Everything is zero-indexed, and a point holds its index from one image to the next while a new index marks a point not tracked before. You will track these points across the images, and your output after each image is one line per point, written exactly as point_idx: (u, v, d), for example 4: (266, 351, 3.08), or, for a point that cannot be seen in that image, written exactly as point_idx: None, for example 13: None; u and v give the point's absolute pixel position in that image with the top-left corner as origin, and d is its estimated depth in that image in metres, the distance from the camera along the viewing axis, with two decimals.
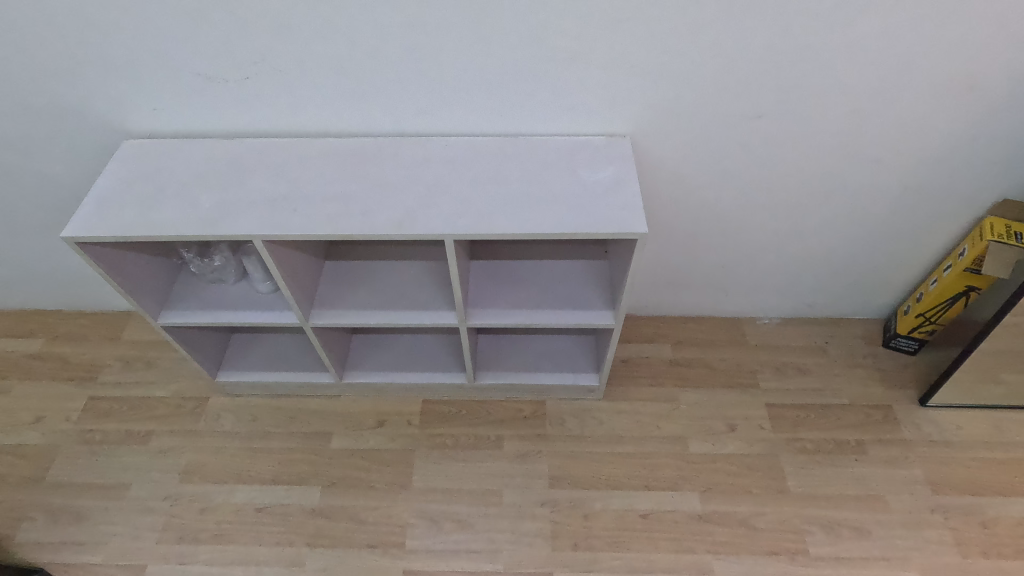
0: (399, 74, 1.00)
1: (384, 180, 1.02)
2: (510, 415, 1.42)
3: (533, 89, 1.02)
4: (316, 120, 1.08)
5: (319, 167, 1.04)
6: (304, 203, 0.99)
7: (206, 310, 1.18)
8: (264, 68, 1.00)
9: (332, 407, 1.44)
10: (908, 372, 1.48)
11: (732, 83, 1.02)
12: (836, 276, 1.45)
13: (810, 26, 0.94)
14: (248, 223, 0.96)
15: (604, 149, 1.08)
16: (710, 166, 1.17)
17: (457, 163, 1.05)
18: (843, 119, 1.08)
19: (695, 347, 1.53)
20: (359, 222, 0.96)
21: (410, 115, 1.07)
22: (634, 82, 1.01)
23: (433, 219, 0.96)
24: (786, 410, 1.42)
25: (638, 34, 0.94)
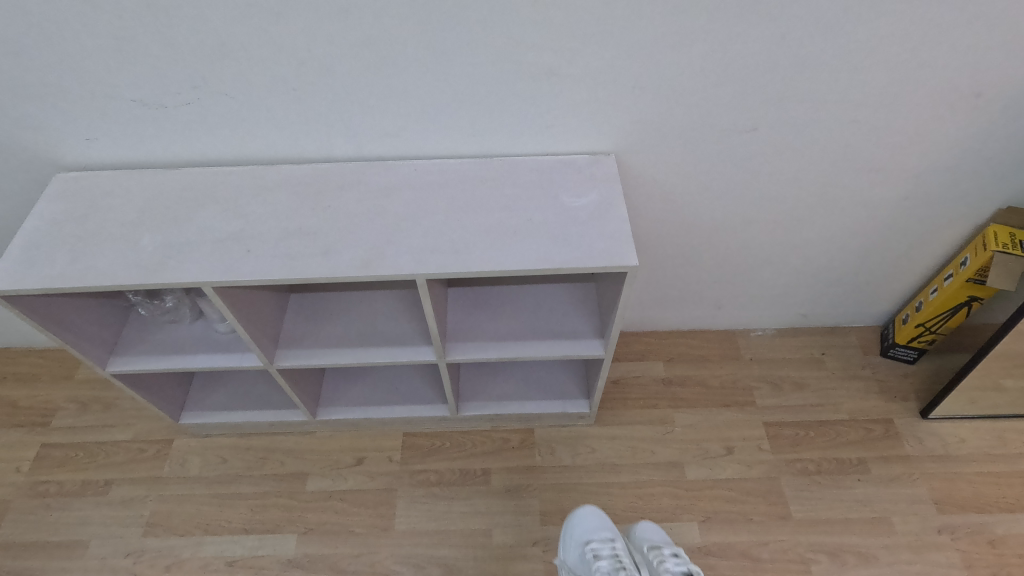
0: (356, 95, 0.91)
1: (348, 211, 0.93)
2: (497, 446, 1.34)
3: (504, 108, 0.93)
4: (270, 146, 0.98)
5: (275, 199, 0.95)
6: (259, 242, 0.89)
7: (159, 356, 1.08)
8: (206, 92, 0.89)
9: (306, 445, 1.35)
10: (907, 383, 1.42)
11: (723, 94, 0.94)
12: (831, 287, 1.39)
13: (807, 33, 0.86)
14: (195, 268, 0.87)
15: (587, 169, 0.99)
16: (700, 180, 1.09)
17: (428, 190, 0.96)
18: (841, 130, 1.01)
19: (688, 364, 1.47)
20: (322, 264, 0.86)
21: (373, 138, 0.97)
22: (616, 97, 0.92)
23: (403, 256, 0.87)
24: (784, 429, 1.36)
25: (622, 46, 0.85)
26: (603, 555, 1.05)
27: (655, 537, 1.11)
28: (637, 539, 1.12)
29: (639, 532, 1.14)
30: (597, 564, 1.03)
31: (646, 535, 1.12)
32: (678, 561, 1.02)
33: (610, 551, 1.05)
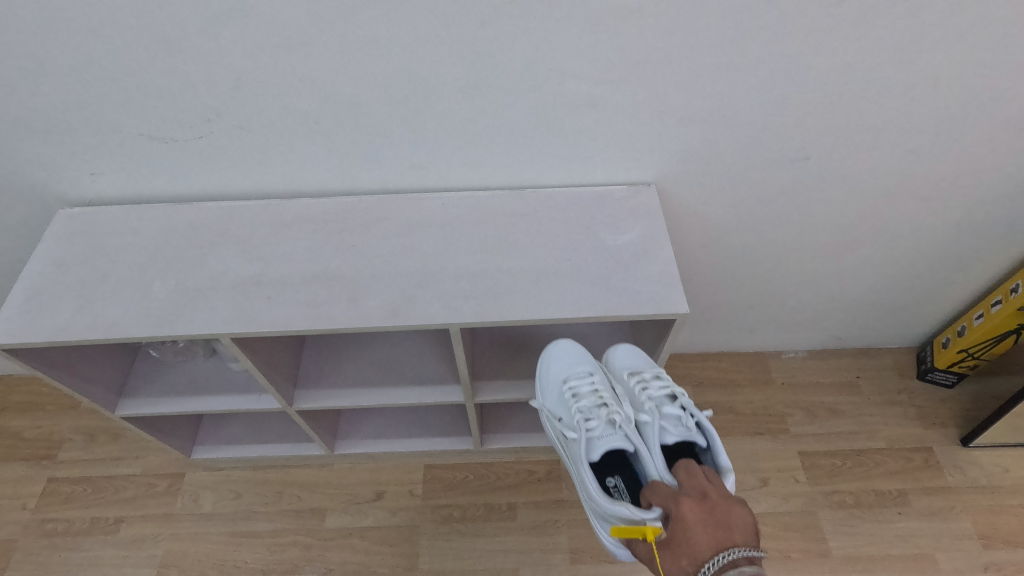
0: (382, 126, 0.84)
1: (374, 252, 0.86)
2: (523, 479, 1.29)
3: (541, 139, 0.87)
4: (287, 179, 0.91)
5: (294, 237, 0.88)
6: (280, 287, 0.83)
7: (172, 397, 1.02)
8: (220, 124, 0.83)
9: (324, 478, 1.30)
10: (946, 408, 1.37)
11: (776, 122, 0.87)
12: (869, 310, 1.34)
13: (873, 60, 0.79)
14: (211, 317, 0.80)
15: (626, 202, 0.93)
16: (744, 208, 1.03)
17: (457, 227, 0.90)
18: (898, 158, 0.95)
19: (718, 389, 1.41)
20: (348, 312, 0.80)
21: (398, 170, 0.91)
22: (662, 126, 0.86)
23: (435, 302, 0.81)
24: (821, 458, 1.31)
25: (674, 76, 0.79)
26: (582, 387, 0.93)
27: (633, 363, 0.98)
28: (615, 370, 0.99)
29: (615, 362, 1.00)
30: (577, 400, 0.92)
31: (623, 363, 0.99)
32: (660, 384, 0.92)
33: (590, 383, 0.93)
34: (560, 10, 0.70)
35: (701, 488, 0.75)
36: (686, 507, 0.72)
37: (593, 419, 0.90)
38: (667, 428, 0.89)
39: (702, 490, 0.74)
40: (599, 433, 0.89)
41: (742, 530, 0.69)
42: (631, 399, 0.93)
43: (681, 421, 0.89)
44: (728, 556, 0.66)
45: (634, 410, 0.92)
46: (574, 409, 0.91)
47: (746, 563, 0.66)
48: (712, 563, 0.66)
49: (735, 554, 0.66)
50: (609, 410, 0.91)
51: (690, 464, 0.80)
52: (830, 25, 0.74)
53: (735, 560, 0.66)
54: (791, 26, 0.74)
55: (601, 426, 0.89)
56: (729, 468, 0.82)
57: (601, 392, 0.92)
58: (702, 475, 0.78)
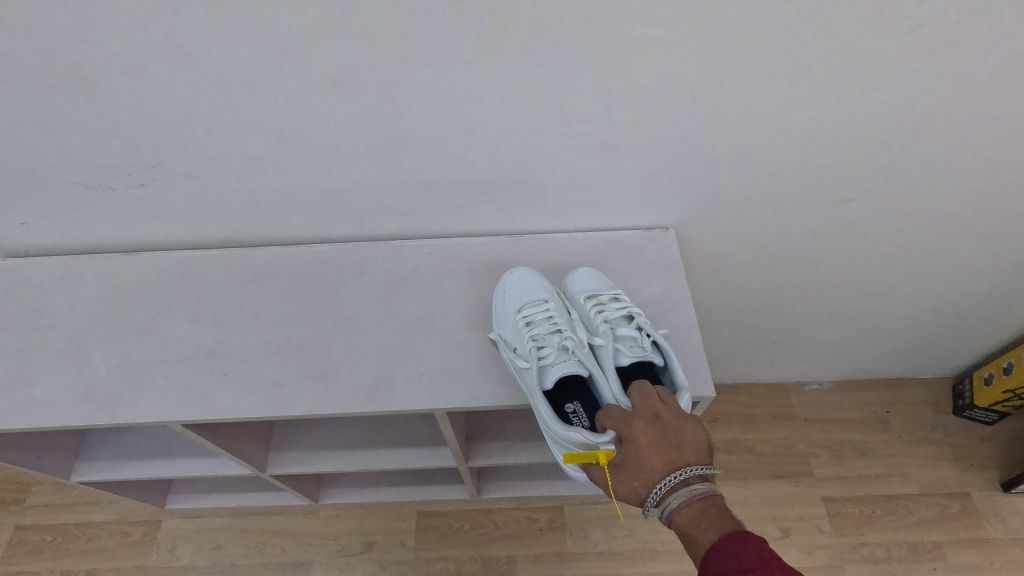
0: (354, 171, 0.72)
1: (348, 316, 0.75)
2: (523, 528, 1.19)
3: (541, 184, 0.74)
4: (248, 226, 0.79)
5: (257, 297, 0.77)
6: (238, 361, 0.72)
7: (134, 462, 0.92)
8: (164, 171, 0.71)
9: (309, 527, 1.21)
10: (984, 449, 1.26)
11: (820, 165, 0.73)
12: (904, 345, 1.21)
13: (944, 99, 0.65)
14: (158, 399, 0.69)
15: (639, 253, 0.81)
16: (775, 252, 0.90)
17: (444, 284, 0.78)
18: (959, 202, 0.80)
19: (735, 426, 1.30)
20: (316, 394, 0.69)
21: (375, 217, 0.79)
22: (684, 170, 0.72)
23: (417, 381, 0.70)
24: (848, 506, 1.20)
25: (700, 116, 0.65)
26: (536, 314, 0.73)
27: (593, 284, 0.76)
28: (571, 294, 0.77)
29: (573, 286, 0.77)
30: (527, 327, 0.72)
31: (582, 285, 0.77)
32: (619, 303, 0.74)
33: (544, 309, 0.73)
34: (563, 46, 0.57)
35: (652, 409, 0.63)
36: (637, 427, 0.61)
37: (542, 345, 0.72)
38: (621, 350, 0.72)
39: (654, 411, 0.63)
40: (549, 360, 0.71)
41: (696, 446, 0.60)
42: (585, 322, 0.75)
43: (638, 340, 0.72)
44: (681, 475, 0.58)
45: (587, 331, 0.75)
46: (520, 335, 0.72)
47: (700, 483, 0.58)
48: (663, 482, 0.58)
49: (688, 472, 0.58)
50: (561, 334, 0.73)
51: (643, 386, 0.66)
52: (895, 59, 0.60)
53: (689, 480, 0.58)
54: (847, 60, 0.60)
55: (552, 353, 0.72)
56: (687, 387, 0.67)
57: (554, 315, 0.74)
58: (655, 397, 0.65)
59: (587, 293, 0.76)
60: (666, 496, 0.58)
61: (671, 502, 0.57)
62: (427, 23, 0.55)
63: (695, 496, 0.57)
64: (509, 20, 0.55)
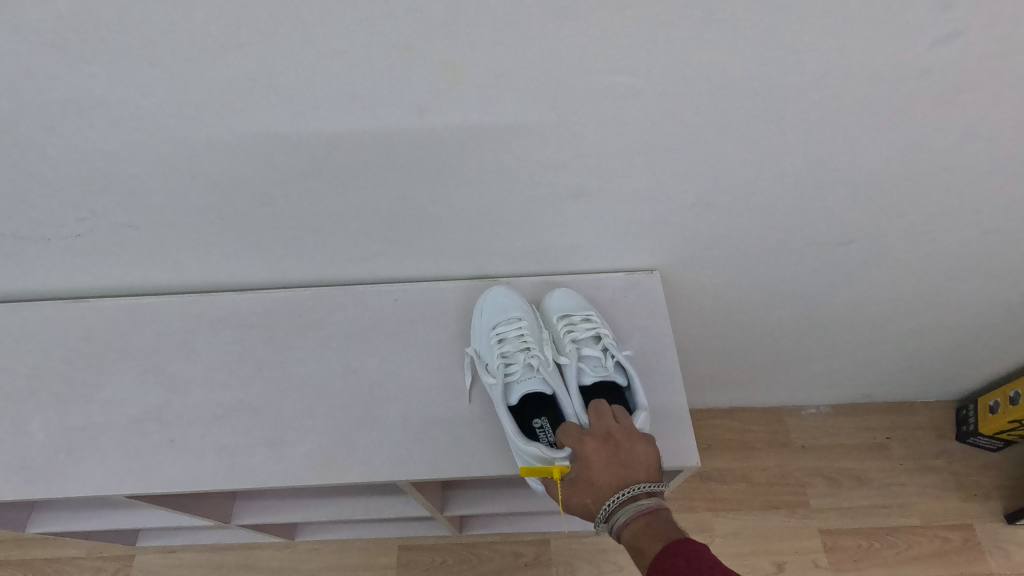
0: (309, 217, 0.66)
1: (306, 373, 0.69)
2: (508, 563, 1.15)
3: (512, 228, 0.68)
4: (199, 272, 0.74)
5: (208, 351, 0.71)
6: (187, 426, 0.66)
7: (93, 514, 0.86)
8: (101, 222, 0.66)
9: (287, 563, 1.17)
10: (987, 477, 1.21)
11: (816, 208, 0.67)
12: (907, 374, 1.15)
13: (954, 143, 0.58)
14: (98, 470, 0.64)
15: (620, 300, 0.75)
16: (770, 291, 0.83)
17: (409, 335, 0.72)
18: (968, 243, 0.74)
19: (729, 453, 1.25)
20: (269, 463, 0.64)
21: (336, 262, 0.73)
22: (669, 214, 0.66)
23: (377, 448, 0.64)
24: (844, 538, 1.16)
25: (682, 162, 0.59)
26: (509, 331, 0.69)
27: (568, 301, 0.72)
28: (546, 311, 0.73)
29: (549, 304, 0.73)
30: (497, 344, 0.69)
31: (557, 303, 0.72)
32: (590, 323, 0.69)
33: (517, 326, 0.69)
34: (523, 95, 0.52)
35: (605, 427, 0.59)
36: (587, 444, 0.58)
37: (511, 361, 0.68)
38: (585, 373, 0.68)
39: (606, 430, 0.59)
40: (515, 376, 0.67)
41: (649, 464, 0.56)
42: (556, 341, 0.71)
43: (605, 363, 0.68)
44: (629, 491, 0.53)
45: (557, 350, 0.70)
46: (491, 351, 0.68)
47: (649, 501, 0.53)
48: (610, 499, 0.53)
49: (636, 488, 0.53)
50: (531, 351, 0.69)
51: (600, 405, 0.62)
52: (896, 104, 0.54)
53: (638, 496, 0.53)
54: (843, 105, 0.54)
55: (518, 369, 0.67)
56: (645, 407, 0.62)
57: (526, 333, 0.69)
58: (610, 415, 0.61)
59: (561, 312, 0.72)
60: (613, 512, 0.53)
61: (620, 517, 0.52)
62: (370, 73, 0.50)
63: (644, 512, 0.52)
64: (462, 69, 0.49)
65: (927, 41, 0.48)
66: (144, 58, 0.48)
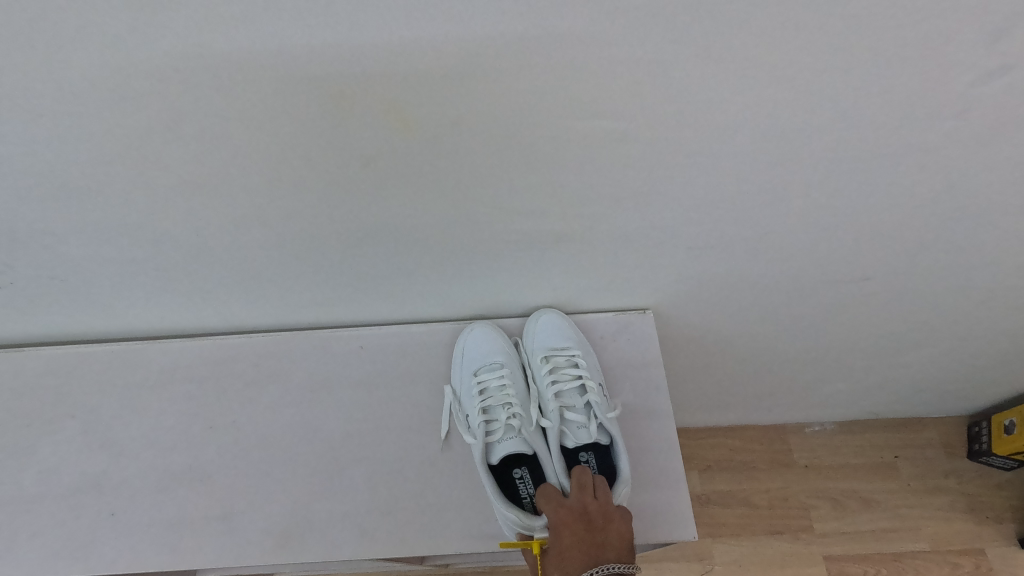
0: (256, 259, 0.59)
1: (261, 434, 0.63)
2: None
3: (486, 268, 0.60)
4: (141, 318, 0.66)
5: (154, 408, 0.64)
6: (130, 496, 0.60)
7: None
8: (23, 274, 0.58)
9: None
10: (999, 497, 1.16)
11: (829, 243, 0.59)
12: (920, 395, 1.07)
13: (988, 175, 0.51)
14: (28, 550, 0.57)
15: (609, 344, 0.67)
16: (777, 324, 0.76)
17: (375, 387, 0.65)
18: (997, 276, 0.66)
19: (729, 475, 1.19)
20: (221, 540, 0.58)
21: (292, 305, 0.65)
22: (660, 252, 0.59)
23: (340, 521, 0.58)
24: (851, 565, 1.11)
25: (673, 198, 0.52)
26: (490, 380, 0.62)
27: (555, 340, 0.63)
28: (532, 348, 0.64)
29: (535, 338, 0.64)
30: (478, 395, 0.61)
31: (543, 340, 0.63)
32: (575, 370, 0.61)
33: (499, 376, 0.62)
34: (481, 144, 0.47)
35: (582, 503, 0.51)
36: (557, 516, 0.50)
37: (491, 418, 0.60)
38: (569, 431, 0.59)
39: (583, 506, 0.51)
40: (495, 436, 0.59)
41: (623, 545, 0.49)
42: (541, 387, 0.62)
43: (591, 419, 0.58)
44: (599, 570, 0.46)
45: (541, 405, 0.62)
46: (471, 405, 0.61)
47: None
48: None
49: (607, 568, 0.46)
50: (513, 406, 0.61)
51: (583, 473, 0.53)
52: (920, 138, 0.47)
53: None
54: (858, 137, 0.47)
55: (499, 428, 0.59)
56: (628, 478, 0.53)
57: (509, 383, 0.62)
58: (589, 490, 0.52)
59: (544, 351, 0.62)
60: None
61: None
62: (313, 124, 0.45)
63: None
64: (413, 117, 0.45)
65: (963, 77, 0.41)
66: (57, 102, 0.43)
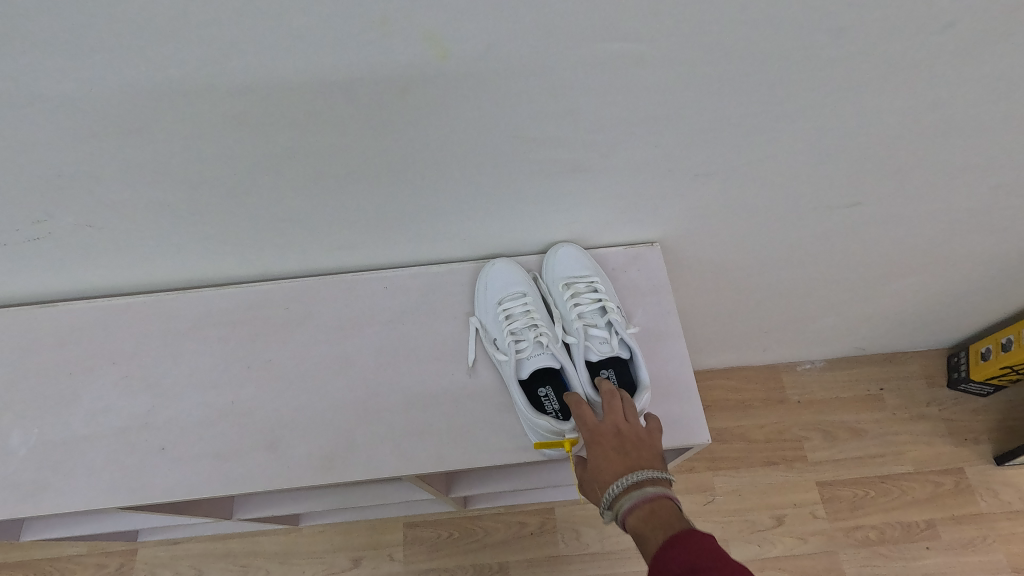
0: (285, 204, 0.62)
1: (298, 370, 0.66)
2: (514, 533, 1.16)
3: (505, 203, 0.64)
4: (172, 268, 0.69)
5: (192, 352, 0.67)
6: (177, 432, 0.63)
7: (71, 522, 0.78)
8: (59, 224, 0.60)
9: (293, 546, 1.16)
10: (976, 421, 1.24)
11: (824, 168, 0.64)
12: (904, 326, 1.14)
13: (970, 93, 0.55)
14: (86, 485, 0.61)
15: (621, 274, 0.71)
16: (773, 255, 0.80)
17: (401, 322, 0.68)
18: (976, 197, 0.71)
19: (727, 413, 1.26)
20: (268, 466, 0.61)
21: (318, 250, 0.69)
22: (668, 182, 0.63)
23: (380, 443, 0.62)
24: (841, 489, 1.19)
25: (681, 125, 0.56)
26: (514, 307, 0.65)
27: (573, 267, 0.67)
28: (552, 277, 0.68)
29: (554, 268, 0.68)
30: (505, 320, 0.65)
31: (562, 268, 0.68)
32: (595, 293, 0.65)
33: (523, 302, 0.65)
34: (503, 77, 0.50)
35: (613, 423, 0.54)
36: (591, 435, 0.54)
37: (520, 339, 0.64)
38: (593, 346, 0.64)
39: (614, 426, 0.54)
40: (525, 354, 0.63)
41: (655, 456, 0.52)
42: (562, 311, 0.67)
43: (612, 336, 0.63)
44: (632, 476, 0.49)
45: (564, 327, 0.67)
46: (500, 329, 0.65)
47: (654, 489, 0.48)
48: (613, 485, 0.49)
49: (640, 474, 0.49)
50: (539, 327, 0.65)
51: (613, 399, 0.56)
52: (911, 56, 0.50)
53: (642, 483, 0.49)
54: (854, 58, 0.50)
55: (528, 347, 0.63)
56: (648, 385, 0.59)
57: (532, 308, 0.65)
58: (620, 413, 0.55)
59: (564, 278, 0.67)
60: (616, 499, 0.49)
61: (623, 504, 0.48)
62: (344, 61, 0.47)
63: (649, 500, 0.48)
64: (447, 43, 0.46)
65: None
66: (101, 42, 0.44)
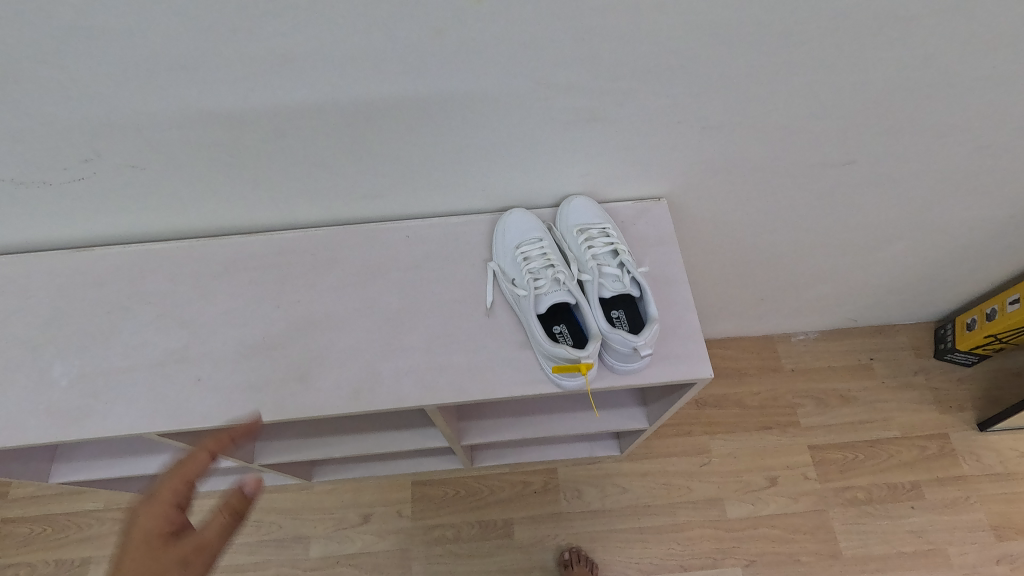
0: (317, 150, 0.65)
1: (327, 310, 0.70)
2: (518, 491, 1.21)
3: (524, 154, 0.68)
4: (206, 213, 0.72)
5: (224, 293, 0.71)
6: (212, 365, 0.67)
7: (102, 461, 0.82)
8: (104, 165, 0.64)
9: (305, 502, 1.20)
10: (961, 390, 1.29)
11: (823, 127, 0.68)
12: (895, 296, 1.19)
13: (962, 53, 0.59)
14: (126, 412, 0.64)
15: (630, 227, 0.75)
16: (773, 216, 0.85)
17: (423, 267, 0.72)
18: (966, 160, 0.76)
19: (723, 380, 1.30)
20: (297, 396, 0.65)
21: (345, 198, 0.72)
22: (677, 136, 0.67)
23: (405, 376, 0.66)
24: (832, 452, 1.24)
25: (693, 79, 0.60)
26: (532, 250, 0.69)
27: (586, 216, 0.72)
28: (566, 225, 0.73)
29: (569, 217, 0.73)
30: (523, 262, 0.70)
31: (576, 217, 0.72)
32: (607, 238, 0.69)
33: (540, 246, 0.70)
34: (532, 25, 0.53)
35: None
36: None
37: (537, 278, 0.68)
38: (605, 287, 0.69)
39: None
40: (542, 292, 0.68)
41: None
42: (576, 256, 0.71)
43: (622, 277, 0.68)
44: None
45: (578, 270, 0.71)
46: (518, 268, 0.68)
47: None
48: None
49: None
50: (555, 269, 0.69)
51: None
52: (909, 14, 0.54)
53: None
54: (855, 15, 0.54)
55: (545, 286, 0.68)
56: (656, 319, 0.63)
57: (549, 252, 0.70)
58: None
59: (578, 225, 0.71)
60: None
61: None
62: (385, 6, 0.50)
63: None
64: None
65: None
66: None
